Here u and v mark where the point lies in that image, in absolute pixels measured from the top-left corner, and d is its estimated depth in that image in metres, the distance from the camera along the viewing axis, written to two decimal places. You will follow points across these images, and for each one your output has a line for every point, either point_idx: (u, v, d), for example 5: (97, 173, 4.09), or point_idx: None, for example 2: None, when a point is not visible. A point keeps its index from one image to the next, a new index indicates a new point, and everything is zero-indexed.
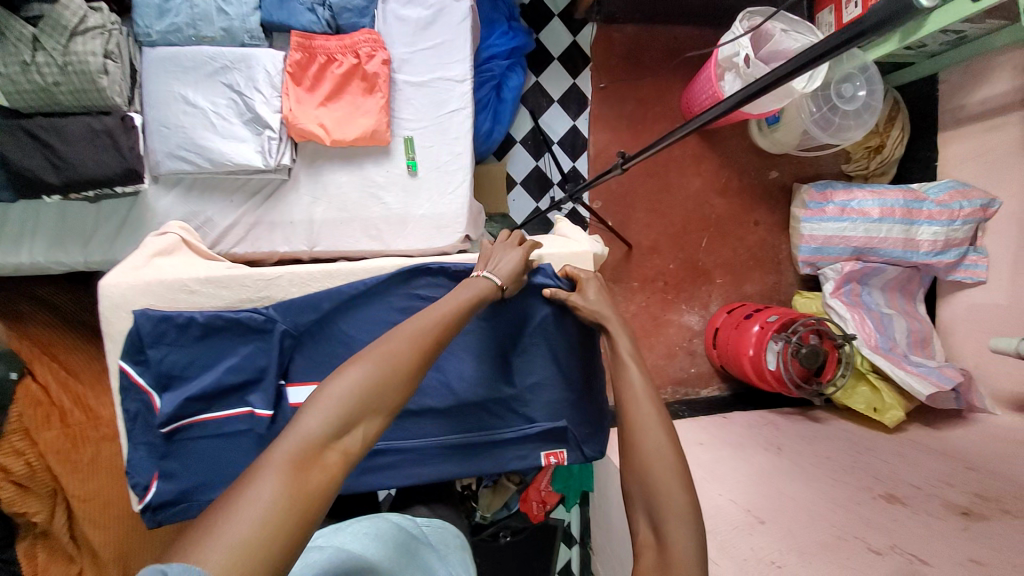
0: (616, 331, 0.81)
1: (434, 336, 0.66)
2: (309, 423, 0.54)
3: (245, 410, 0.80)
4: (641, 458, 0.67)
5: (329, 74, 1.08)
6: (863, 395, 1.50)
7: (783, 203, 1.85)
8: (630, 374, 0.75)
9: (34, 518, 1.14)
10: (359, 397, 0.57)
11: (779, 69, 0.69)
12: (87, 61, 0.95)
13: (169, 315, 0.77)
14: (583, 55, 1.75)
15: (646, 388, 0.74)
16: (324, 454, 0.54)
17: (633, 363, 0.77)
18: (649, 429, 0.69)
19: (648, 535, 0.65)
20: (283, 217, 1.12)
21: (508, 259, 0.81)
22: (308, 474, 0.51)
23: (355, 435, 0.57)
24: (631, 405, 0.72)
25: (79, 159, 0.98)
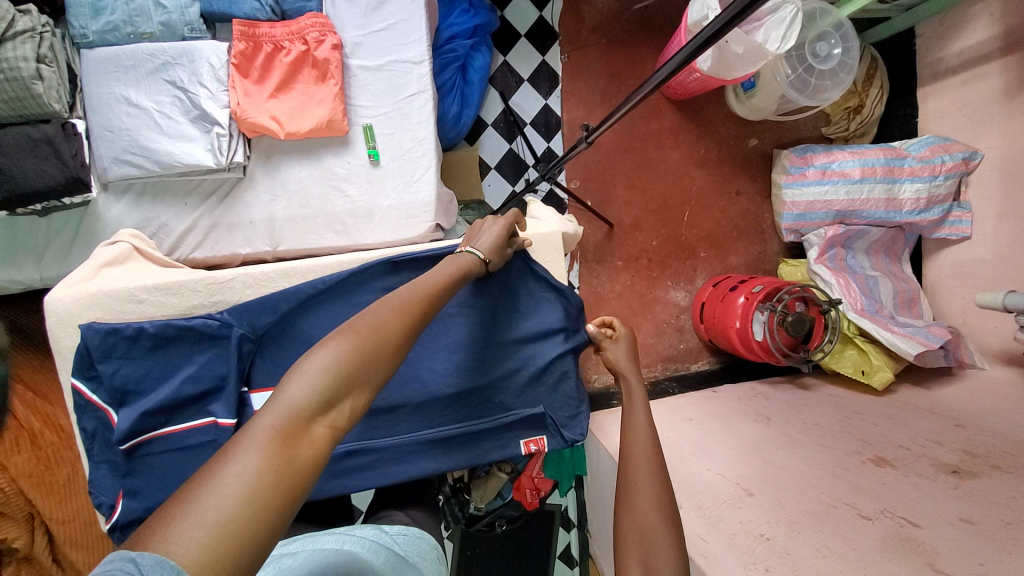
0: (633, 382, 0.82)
1: (421, 318, 0.62)
2: (295, 392, 0.49)
3: (209, 420, 0.76)
4: (636, 504, 0.67)
5: (277, 63, 1.02)
6: (851, 358, 1.49)
7: (764, 170, 1.82)
8: (634, 422, 0.77)
9: (13, 544, 1.09)
10: (349, 365, 0.52)
11: (732, 9, 0.61)
12: (18, 67, 0.89)
13: (118, 327, 0.73)
14: (550, 30, 1.69)
15: (650, 441, 0.74)
16: (313, 423, 0.48)
17: (640, 416, 0.78)
18: (646, 475, 0.70)
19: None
20: (242, 218, 1.08)
21: (495, 232, 0.77)
22: (296, 445, 0.46)
23: (343, 409, 0.51)
24: (637, 454, 0.72)
25: (18, 170, 0.92)
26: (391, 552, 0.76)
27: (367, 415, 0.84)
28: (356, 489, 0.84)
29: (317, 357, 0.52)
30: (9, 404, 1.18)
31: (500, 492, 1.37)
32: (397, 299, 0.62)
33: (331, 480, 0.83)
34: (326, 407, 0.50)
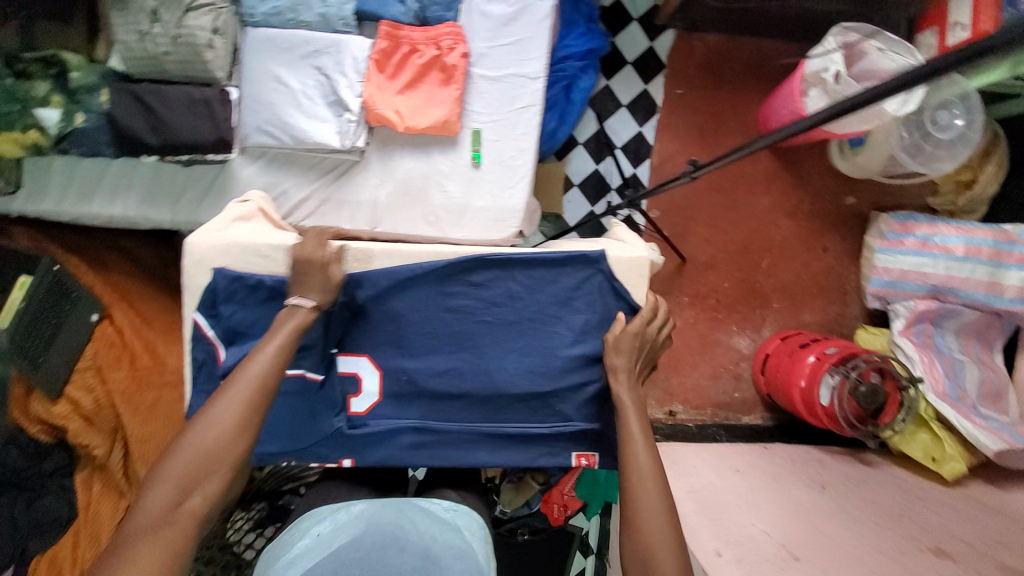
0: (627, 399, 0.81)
1: (269, 380, 0.70)
2: (154, 497, 0.62)
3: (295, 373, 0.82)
4: (643, 536, 0.69)
5: (410, 63, 1.14)
6: (921, 442, 1.41)
7: (857, 231, 1.75)
8: (635, 447, 0.77)
9: (95, 450, 1.22)
10: (200, 458, 0.64)
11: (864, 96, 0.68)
12: (197, 35, 1.04)
13: (243, 275, 0.82)
14: (658, 61, 1.72)
15: (652, 463, 0.75)
16: (181, 511, 0.62)
17: (639, 438, 0.78)
18: (653, 507, 0.71)
19: None
20: (351, 197, 1.17)
21: (320, 276, 0.79)
22: (166, 533, 0.60)
23: (201, 495, 0.64)
24: (635, 479, 0.73)
25: (178, 124, 1.07)
26: (418, 505, 0.87)
27: (430, 398, 0.88)
28: (410, 465, 0.88)
29: (174, 457, 0.64)
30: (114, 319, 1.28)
31: (528, 500, 1.41)
32: (245, 370, 0.69)
33: (389, 452, 0.88)
34: (184, 498, 0.63)
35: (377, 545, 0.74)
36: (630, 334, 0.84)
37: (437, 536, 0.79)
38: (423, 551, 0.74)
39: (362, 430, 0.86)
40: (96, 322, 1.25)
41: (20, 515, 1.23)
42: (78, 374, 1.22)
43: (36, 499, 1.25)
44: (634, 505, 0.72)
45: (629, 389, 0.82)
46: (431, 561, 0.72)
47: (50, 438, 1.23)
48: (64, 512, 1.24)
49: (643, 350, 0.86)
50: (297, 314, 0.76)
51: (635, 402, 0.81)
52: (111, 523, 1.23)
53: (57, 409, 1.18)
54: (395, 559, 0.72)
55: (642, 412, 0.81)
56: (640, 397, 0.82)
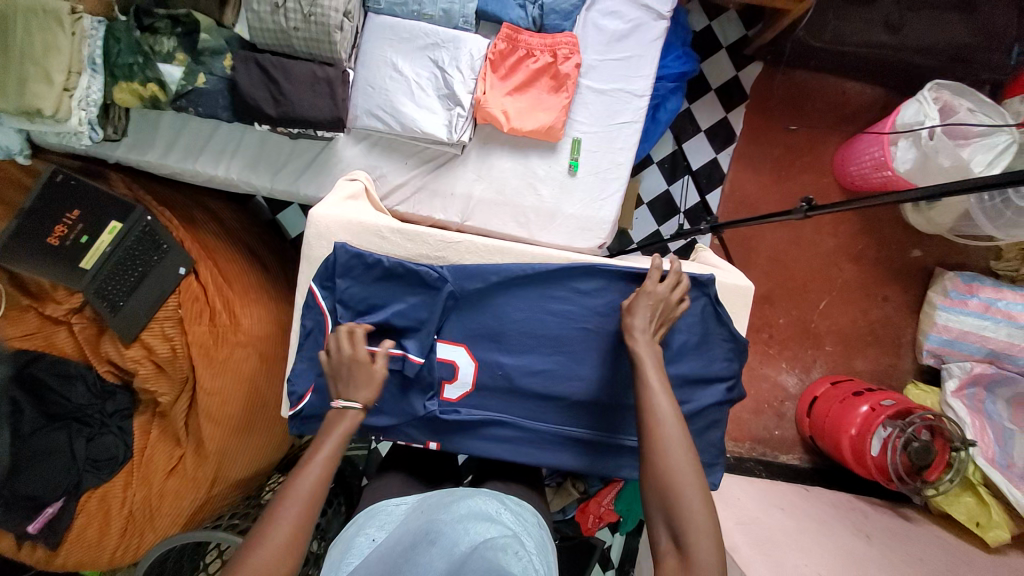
0: (641, 349, 0.78)
1: (319, 490, 0.70)
2: None
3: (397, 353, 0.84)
4: (669, 478, 0.69)
5: (523, 66, 1.17)
6: (966, 505, 1.39)
7: (919, 285, 1.75)
8: (654, 397, 0.74)
9: (161, 398, 1.26)
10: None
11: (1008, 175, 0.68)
12: (329, 16, 1.07)
13: (363, 253, 0.86)
14: (742, 91, 1.73)
15: (672, 407, 0.73)
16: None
17: (656, 385, 0.75)
18: (678, 460, 0.69)
19: (669, 545, 0.68)
20: (446, 188, 1.21)
21: (355, 370, 0.78)
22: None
23: None
24: (662, 428, 0.72)
25: (298, 99, 1.10)
26: (456, 500, 0.87)
27: (521, 395, 0.90)
28: (492, 456, 0.90)
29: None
30: (198, 271, 1.26)
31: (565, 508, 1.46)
32: (294, 483, 0.70)
33: (474, 441, 0.90)
34: None
35: (408, 549, 0.75)
36: (645, 301, 0.81)
37: (470, 530, 0.78)
38: (451, 549, 0.74)
39: (452, 416, 0.88)
40: (183, 275, 1.25)
41: (78, 450, 1.24)
42: (160, 321, 1.25)
43: (95, 437, 1.26)
44: (659, 459, 0.70)
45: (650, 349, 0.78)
46: (458, 559, 0.72)
47: (117, 379, 1.29)
48: (120, 452, 1.26)
49: (663, 312, 0.82)
50: (346, 417, 0.76)
51: (652, 354, 0.77)
52: (163, 470, 1.24)
53: (131, 352, 1.25)
54: (425, 559, 0.72)
55: (660, 362, 0.77)
56: (656, 348, 0.79)
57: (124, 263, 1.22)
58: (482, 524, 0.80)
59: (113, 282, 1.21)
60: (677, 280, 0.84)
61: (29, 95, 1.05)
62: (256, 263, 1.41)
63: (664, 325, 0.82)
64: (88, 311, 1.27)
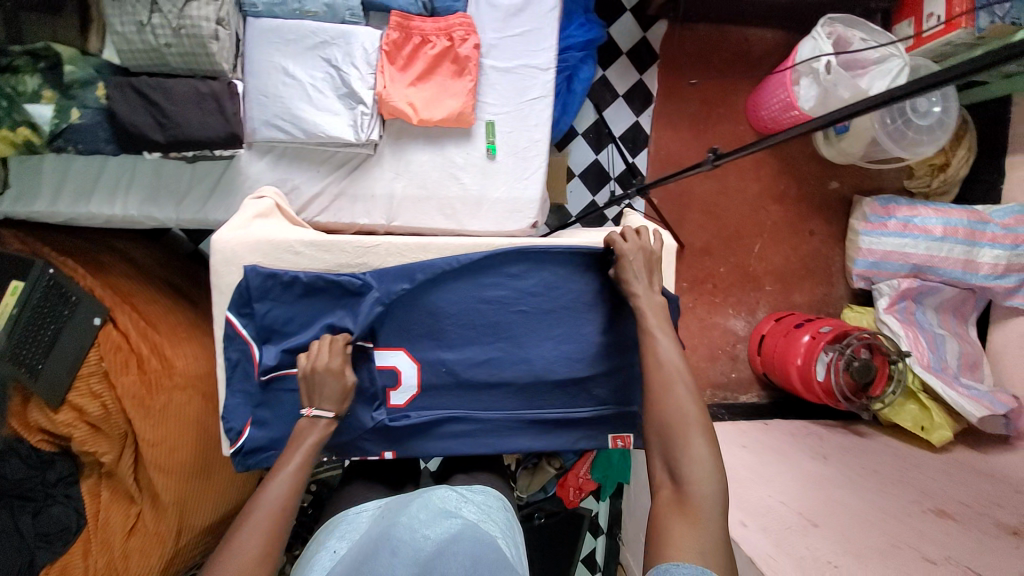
0: (642, 298, 0.83)
1: (286, 501, 0.71)
2: None
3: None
4: (666, 414, 0.74)
5: (422, 54, 1.14)
6: (911, 413, 1.48)
7: (841, 214, 1.83)
8: (659, 344, 0.79)
9: (103, 458, 1.17)
10: None
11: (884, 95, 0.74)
12: (201, 26, 1.01)
13: (277, 272, 0.82)
14: (651, 50, 1.75)
15: (674, 348, 0.79)
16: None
17: (658, 329, 0.80)
18: (678, 402, 0.74)
19: (663, 477, 0.72)
20: (365, 191, 1.18)
21: (333, 382, 0.78)
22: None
23: None
24: (663, 367, 0.77)
25: (184, 119, 1.04)
26: (416, 499, 0.86)
27: (469, 388, 0.89)
28: (451, 454, 0.89)
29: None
30: (116, 319, 1.18)
31: (545, 485, 1.46)
32: (262, 497, 0.71)
33: (431, 442, 0.89)
34: None
35: (368, 558, 0.74)
36: (634, 259, 0.84)
37: (431, 532, 0.78)
38: (415, 553, 0.73)
39: (403, 422, 0.86)
40: (99, 327, 1.15)
41: (24, 527, 1.14)
42: (83, 379, 1.14)
43: (41, 511, 1.16)
44: (662, 398, 0.75)
45: (649, 300, 0.82)
46: (423, 565, 0.71)
47: (53, 448, 1.18)
48: (72, 522, 1.16)
49: (651, 263, 0.86)
50: (318, 426, 0.77)
51: (653, 307, 0.82)
52: (122, 532, 1.17)
53: (62, 417, 1.13)
54: (386, 568, 0.71)
55: (661, 313, 0.82)
56: (658, 302, 0.83)
57: (35, 321, 1.11)
58: (443, 522, 0.80)
59: (25, 345, 1.11)
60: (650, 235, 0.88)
61: None
62: (182, 299, 1.35)
63: (657, 275, 0.86)
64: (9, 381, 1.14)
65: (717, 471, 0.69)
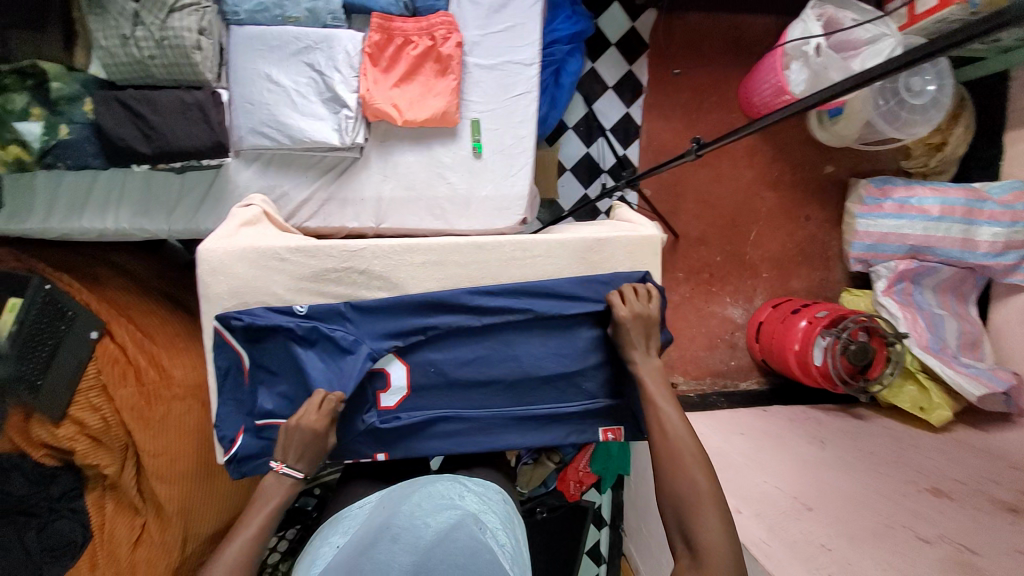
0: (642, 365, 0.86)
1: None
2: None
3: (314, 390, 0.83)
4: (674, 479, 0.75)
5: (404, 55, 1.14)
6: (909, 394, 1.48)
7: (837, 197, 1.82)
8: (663, 413, 0.81)
9: (106, 470, 1.19)
10: None
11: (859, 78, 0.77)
12: (183, 37, 1.01)
13: (264, 324, 0.83)
14: (640, 40, 1.73)
15: (676, 415, 0.81)
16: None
17: (660, 398, 0.83)
18: (691, 477, 0.74)
19: (682, 547, 0.72)
20: (354, 194, 1.19)
21: (309, 443, 0.79)
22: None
23: None
24: (669, 435, 0.79)
25: (171, 130, 1.05)
26: (417, 490, 0.87)
27: (460, 388, 0.90)
28: (443, 452, 0.90)
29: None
30: (112, 333, 1.20)
31: (544, 480, 1.44)
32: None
33: (424, 441, 0.89)
34: None
35: (367, 546, 0.75)
36: (632, 327, 0.86)
37: (431, 521, 0.78)
38: (415, 541, 0.74)
39: (393, 424, 0.87)
40: (95, 340, 1.17)
41: (31, 542, 1.16)
42: (83, 393, 1.16)
43: (47, 525, 1.18)
44: (672, 474, 0.75)
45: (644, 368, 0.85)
46: (421, 554, 0.73)
47: (56, 462, 1.20)
48: (78, 535, 1.18)
49: (649, 327, 0.88)
50: (284, 485, 0.79)
51: (652, 374, 0.85)
52: (128, 543, 1.19)
53: (63, 431, 1.15)
54: (386, 555, 0.72)
55: (661, 380, 0.85)
56: (655, 366, 0.86)
57: (30, 341, 1.13)
58: (443, 512, 0.81)
59: (24, 363, 1.12)
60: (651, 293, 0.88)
61: None
62: (178, 308, 1.36)
63: (654, 340, 0.88)
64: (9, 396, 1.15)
65: (732, 543, 0.70)
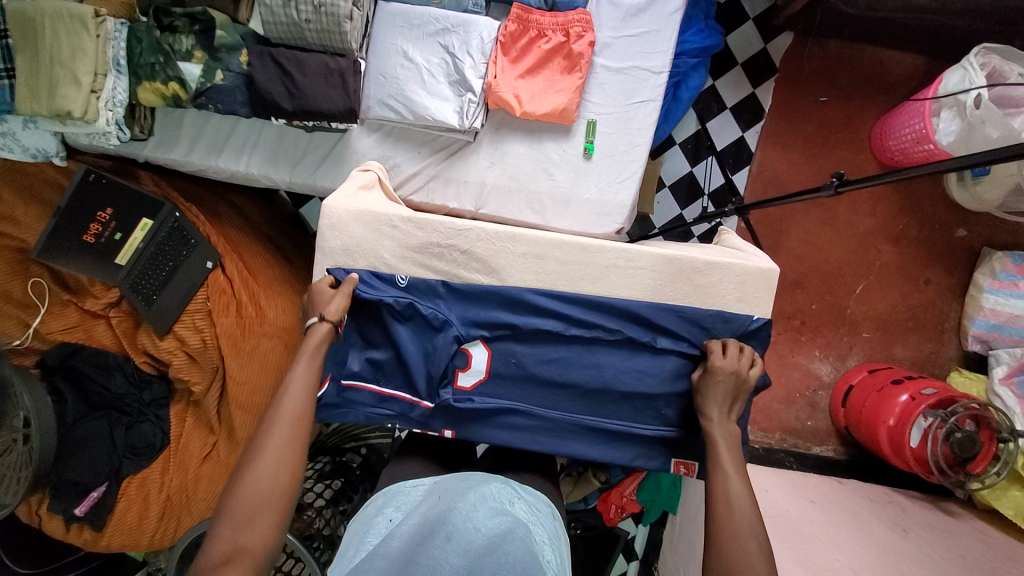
0: (716, 427, 0.81)
1: (304, 406, 0.76)
2: (229, 509, 0.68)
3: (400, 355, 0.90)
4: (732, 562, 0.67)
5: (535, 48, 1.15)
6: (1014, 498, 1.30)
7: (965, 266, 1.65)
8: (729, 481, 0.75)
9: (195, 387, 1.28)
10: (261, 474, 0.70)
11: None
12: (339, 6, 1.08)
13: (363, 296, 0.88)
14: (770, 64, 1.65)
15: (743, 493, 0.74)
16: (242, 546, 0.66)
17: (731, 472, 0.76)
18: (747, 557, 0.67)
19: None
20: (460, 176, 1.22)
21: (320, 296, 0.86)
22: (237, 565, 0.65)
23: (274, 499, 0.70)
24: (735, 512, 0.71)
25: (312, 91, 1.11)
26: (472, 488, 0.86)
27: (538, 384, 0.91)
28: (507, 444, 0.91)
29: (229, 496, 0.69)
30: (223, 266, 1.30)
31: (586, 497, 1.46)
32: (281, 403, 0.76)
33: (490, 429, 0.91)
34: (261, 502, 0.69)
35: (423, 539, 0.79)
36: (720, 380, 0.82)
37: (483, 526, 0.80)
38: (467, 544, 0.78)
39: (466, 405, 0.89)
40: (210, 270, 1.29)
41: (118, 437, 1.26)
42: (190, 315, 1.28)
43: (133, 425, 1.28)
44: (730, 552, 0.68)
45: (720, 428, 0.81)
46: (473, 560, 0.76)
47: (152, 370, 1.32)
48: (157, 439, 1.28)
49: (739, 389, 0.83)
50: (315, 327, 0.82)
51: (726, 438, 0.80)
52: (198, 457, 1.27)
53: (165, 344, 1.27)
54: (438, 557, 0.77)
55: (735, 448, 0.79)
56: (732, 432, 0.81)
57: (153, 260, 1.25)
58: (494, 518, 0.82)
59: (145, 278, 1.25)
60: (752, 357, 0.84)
61: (58, 98, 1.08)
62: (280, 257, 1.44)
63: (740, 404, 0.84)
64: (125, 304, 1.31)
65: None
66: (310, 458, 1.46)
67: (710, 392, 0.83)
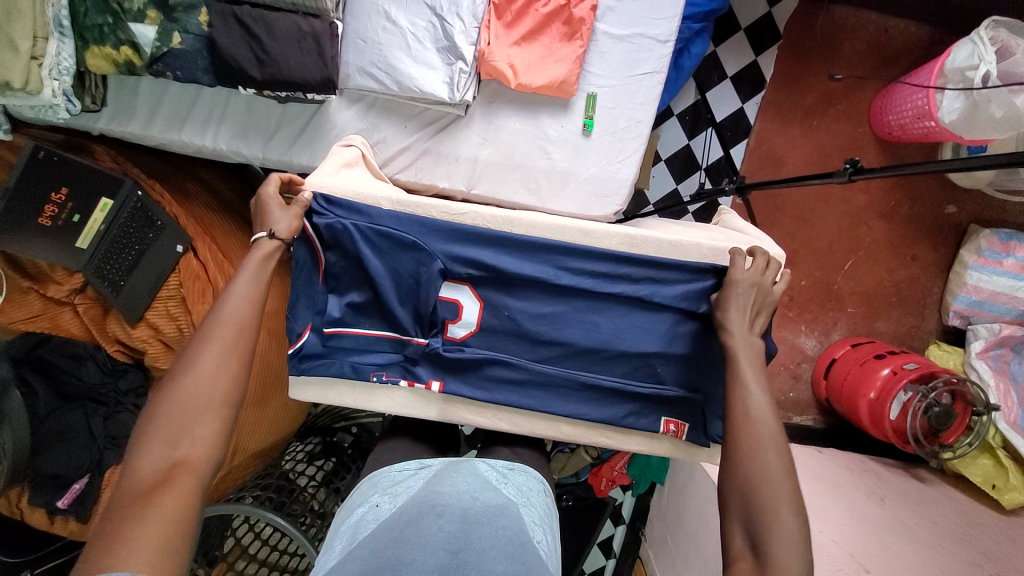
0: (738, 331, 0.79)
1: (246, 314, 0.72)
2: (161, 416, 0.64)
3: (380, 297, 0.88)
4: (750, 470, 0.67)
5: (532, 10, 1.06)
6: (983, 468, 1.35)
7: (951, 242, 1.66)
8: (748, 392, 0.73)
9: None
10: (202, 383, 0.66)
11: None
12: None
13: (338, 238, 0.85)
14: (773, 30, 1.57)
15: (766, 401, 0.72)
16: (181, 458, 0.63)
17: (749, 377, 0.74)
18: (762, 460, 0.67)
19: (742, 547, 0.64)
20: (450, 152, 1.15)
21: (271, 209, 0.80)
22: (177, 477, 0.61)
23: (215, 414, 0.66)
24: (755, 421, 0.70)
25: (285, 59, 1.01)
26: (460, 470, 0.85)
27: (539, 378, 0.90)
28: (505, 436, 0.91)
29: (164, 405, 0.65)
30: (191, 245, 1.23)
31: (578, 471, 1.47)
32: (222, 311, 0.71)
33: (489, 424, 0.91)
34: (199, 414, 0.65)
35: (413, 518, 0.71)
36: (742, 287, 0.81)
37: (480, 497, 0.77)
38: (461, 513, 0.72)
39: (457, 353, 0.89)
40: (180, 254, 1.22)
41: (97, 428, 1.20)
42: (162, 302, 1.21)
43: (111, 415, 1.22)
44: (747, 461, 0.68)
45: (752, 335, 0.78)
46: (470, 521, 0.70)
47: (127, 358, 1.26)
48: None
49: (764, 292, 0.82)
50: (261, 244, 0.77)
51: (746, 346, 0.77)
52: None
53: (138, 332, 1.19)
54: (431, 528, 0.68)
55: (756, 357, 0.77)
56: (754, 346, 0.78)
57: (117, 244, 1.15)
58: (488, 493, 0.80)
59: (110, 262, 1.15)
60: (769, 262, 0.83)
61: None
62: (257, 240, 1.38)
63: (767, 306, 0.81)
64: (91, 290, 1.22)
65: (806, 537, 0.62)
66: (301, 438, 1.46)
67: (743, 305, 0.80)
